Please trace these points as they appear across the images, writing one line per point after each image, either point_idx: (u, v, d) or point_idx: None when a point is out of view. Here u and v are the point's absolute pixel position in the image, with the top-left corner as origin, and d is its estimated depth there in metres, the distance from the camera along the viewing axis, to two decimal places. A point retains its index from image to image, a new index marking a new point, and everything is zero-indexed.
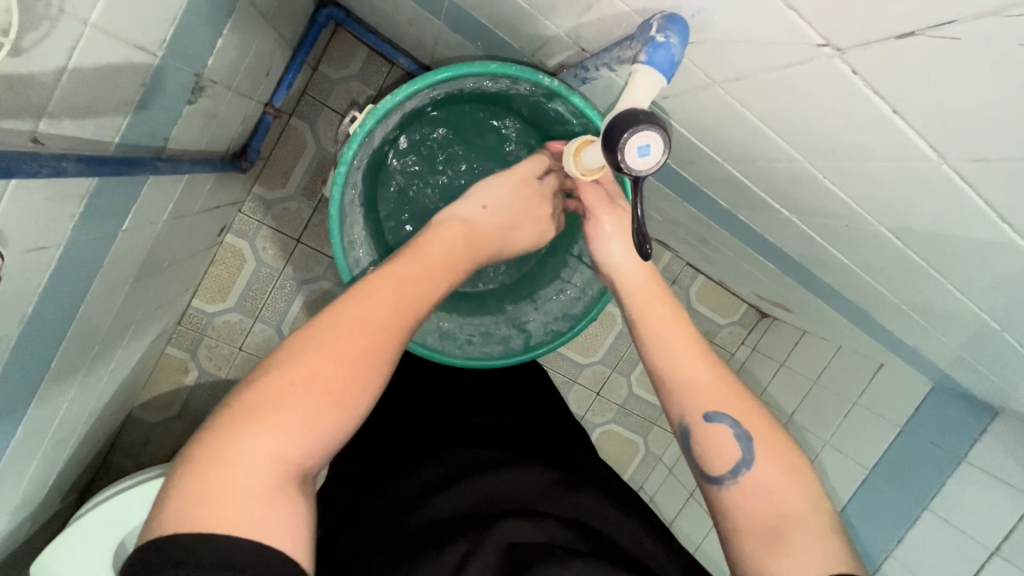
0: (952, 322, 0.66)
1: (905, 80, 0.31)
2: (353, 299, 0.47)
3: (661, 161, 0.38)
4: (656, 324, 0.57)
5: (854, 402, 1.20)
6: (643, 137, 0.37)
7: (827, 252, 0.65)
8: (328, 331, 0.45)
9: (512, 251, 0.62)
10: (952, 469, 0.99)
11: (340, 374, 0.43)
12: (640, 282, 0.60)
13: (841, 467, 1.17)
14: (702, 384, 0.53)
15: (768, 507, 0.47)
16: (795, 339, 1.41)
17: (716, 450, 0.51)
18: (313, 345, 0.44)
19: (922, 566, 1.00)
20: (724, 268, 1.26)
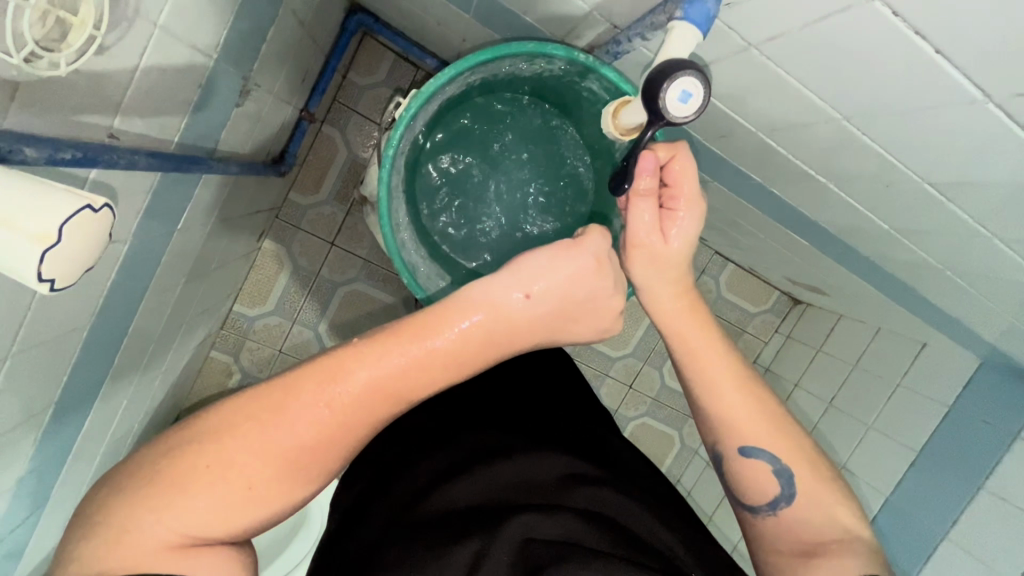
0: (1002, 286, 0.65)
1: (946, 18, 0.31)
2: (316, 375, 0.44)
3: (701, 104, 0.39)
4: (696, 357, 0.57)
5: (897, 384, 1.18)
6: (683, 82, 0.38)
7: (867, 220, 0.65)
8: (286, 406, 0.43)
9: (568, 340, 0.53)
10: (1006, 447, 0.94)
11: (287, 449, 0.43)
12: (674, 305, 0.58)
13: (886, 451, 1.14)
14: (744, 419, 0.56)
15: (808, 533, 0.53)
16: (831, 325, 1.39)
17: (756, 486, 0.55)
18: (274, 415, 0.43)
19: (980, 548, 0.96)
20: (755, 253, 1.25)
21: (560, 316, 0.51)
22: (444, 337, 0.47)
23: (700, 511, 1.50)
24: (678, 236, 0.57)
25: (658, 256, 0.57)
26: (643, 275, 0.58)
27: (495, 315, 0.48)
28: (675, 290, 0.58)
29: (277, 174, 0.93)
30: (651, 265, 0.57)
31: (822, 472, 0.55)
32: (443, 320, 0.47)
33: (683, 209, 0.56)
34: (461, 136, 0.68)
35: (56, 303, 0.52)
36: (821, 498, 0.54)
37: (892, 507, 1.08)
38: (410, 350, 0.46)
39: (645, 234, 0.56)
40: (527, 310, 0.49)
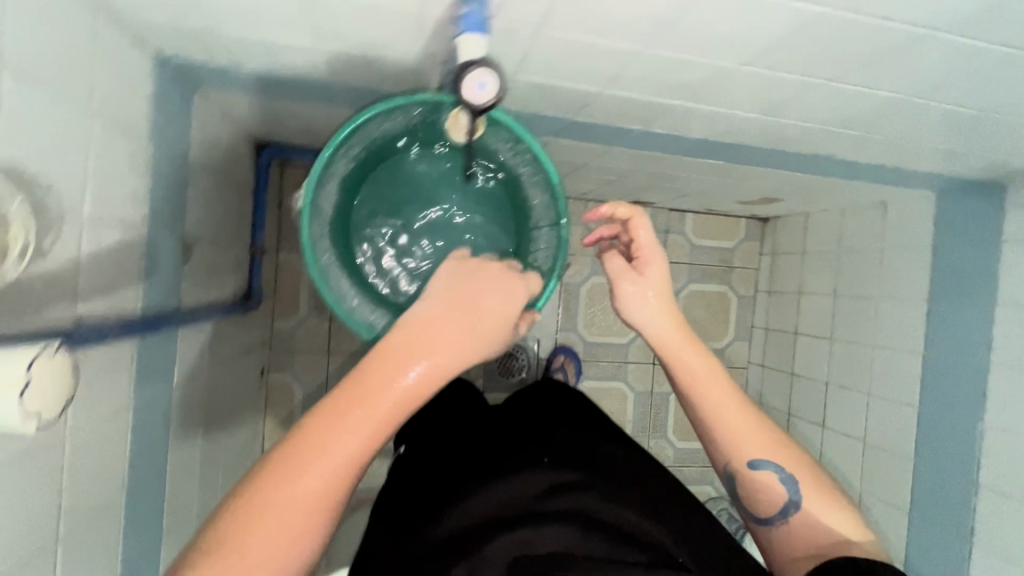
0: (877, 119, 0.70)
1: None
2: (326, 413, 0.47)
3: (495, 84, 0.47)
4: (696, 380, 0.66)
5: (881, 249, 1.20)
6: (476, 76, 0.46)
7: (737, 115, 0.71)
8: (300, 450, 0.46)
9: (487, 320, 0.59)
10: (996, 252, 0.97)
11: (296, 490, 0.45)
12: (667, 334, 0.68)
13: (900, 312, 1.14)
14: (747, 437, 0.65)
15: (817, 534, 0.62)
16: (804, 225, 1.43)
17: (768, 494, 0.64)
18: (294, 459, 0.46)
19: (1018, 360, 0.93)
20: (699, 193, 1.31)
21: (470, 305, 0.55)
22: (387, 382, 0.49)
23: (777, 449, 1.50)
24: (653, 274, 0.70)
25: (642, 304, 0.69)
26: (638, 312, 0.69)
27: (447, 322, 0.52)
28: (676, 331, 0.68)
29: (247, 308, 1.01)
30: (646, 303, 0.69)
31: (826, 489, 0.64)
32: (425, 337, 0.50)
33: (647, 260, 0.70)
34: (383, 196, 0.77)
35: (84, 481, 0.58)
36: (824, 508, 0.63)
37: (930, 360, 1.07)
38: (398, 375, 0.48)
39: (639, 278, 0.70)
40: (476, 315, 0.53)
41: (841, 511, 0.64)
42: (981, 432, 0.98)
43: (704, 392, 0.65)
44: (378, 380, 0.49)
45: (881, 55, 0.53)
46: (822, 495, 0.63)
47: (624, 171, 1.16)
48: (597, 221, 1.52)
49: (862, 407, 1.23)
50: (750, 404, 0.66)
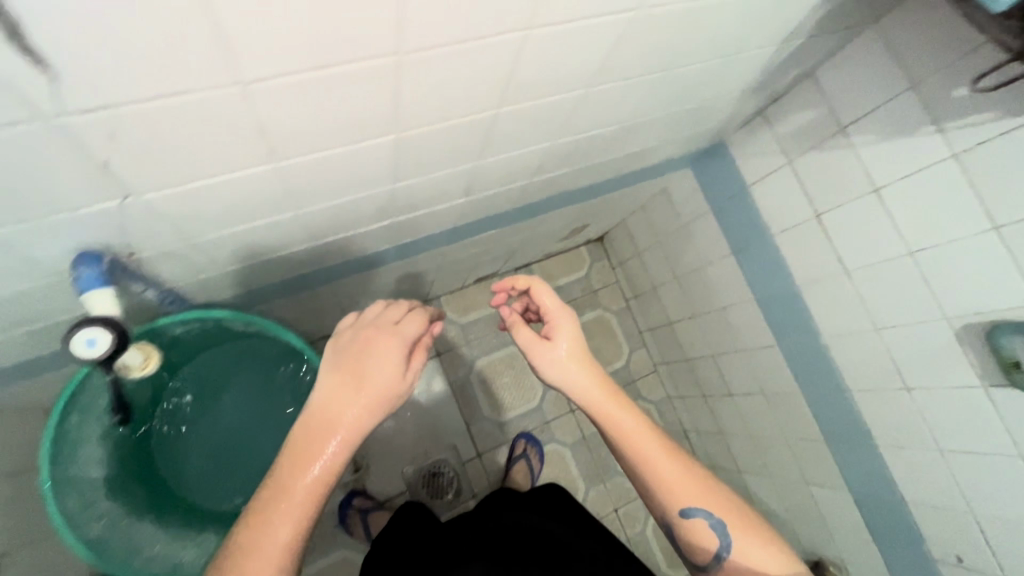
0: (561, 159, 0.80)
1: (171, 178, 0.44)
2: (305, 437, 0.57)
3: (110, 343, 0.50)
4: (627, 437, 0.67)
5: (682, 226, 1.32)
6: (86, 336, 0.49)
7: (442, 208, 0.80)
8: (290, 470, 0.56)
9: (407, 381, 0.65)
10: (748, 196, 1.09)
11: (301, 500, 0.55)
12: (592, 391, 0.70)
13: (722, 272, 1.24)
14: (683, 490, 0.66)
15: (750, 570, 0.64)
16: (627, 230, 1.55)
17: (699, 536, 0.66)
18: (285, 485, 0.55)
19: (806, 275, 1.03)
20: (519, 250, 1.39)
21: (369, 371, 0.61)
22: (315, 455, 0.56)
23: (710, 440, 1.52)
24: (564, 333, 0.73)
25: (561, 361, 0.71)
26: (552, 374, 0.72)
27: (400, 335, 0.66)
28: (597, 387, 0.70)
29: None
30: (559, 366, 0.71)
31: (753, 524, 0.66)
32: (365, 362, 0.62)
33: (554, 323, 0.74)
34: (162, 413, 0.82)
35: None
36: (757, 549, 0.64)
37: (760, 301, 1.16)
38: (363, 396, 0.60)
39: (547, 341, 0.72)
40: (418, 328, 0.68)
41: (776, 551, 0.65)
42: (827, 346, 1.05)
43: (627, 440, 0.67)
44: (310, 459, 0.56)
45: (487, 141, 0.61)
46: (757, 535, 0.65)
47: (438, 266, 1.22)
48: (459, 309, 1.57)
49: (743, 364, 1.29)
50: (677, 451, 0.69)
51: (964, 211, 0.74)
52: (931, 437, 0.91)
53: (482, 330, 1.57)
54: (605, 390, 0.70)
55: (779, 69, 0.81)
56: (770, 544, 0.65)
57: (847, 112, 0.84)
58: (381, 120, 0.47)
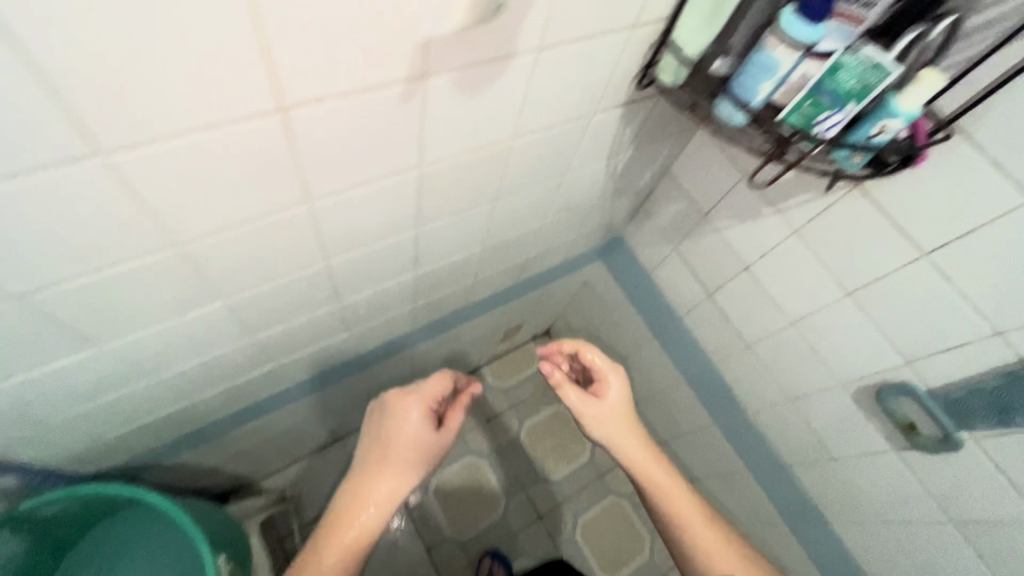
0: (435, 283, 0.84)
1: None
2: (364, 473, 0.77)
3: None
4: (666, 493, 0.75)
5: (607, 315, 1.34)
6: None
7: (322, 346, 0.82)
8: (346, 504, 0.73)
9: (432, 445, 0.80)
10: (652, 283, 1.13)
11: (337, 546, 0.70)
12: (631, 446, 0.78)
13: (650, 356, 1.25)
14: (718, 555, 0.70)
15: None
16: (564, 323, 1.57)
17: None
18: (331, 530, 0.72)
19: (718, 353, 1.04)
20: (455, 359, 1.41)
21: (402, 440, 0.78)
22: (352, 519, 0.72)
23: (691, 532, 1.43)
24: (612, 389, 0.82)
25: (602, 417, 0.80)
26: (595, 423, 0.81)
27: (427, 398, 0.82)
28: (641, 451, 0.78)
29: None
30: (602, 422, 0.81)
31: None
32: (395, 434, 0.78)
33: (604, 384, 0.83)
34: None
35: None
36: None
37: (689, 382, 1.15)
38: (398, 454, 0.76)
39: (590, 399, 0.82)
40: (437, 387, 0.83)
41: None
42: (755, 422, 1.02)
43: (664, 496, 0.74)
44: (346, 525, 0.72)
45: (329, 288, 0.65)
46: None
47: (368, 389, 1.22)
48: None
49: (684, 452, 1.26)
50: (720, 521, 0.73)
51: (821, 281, 0.77)
52: (871, 509, 0.87)
53: None
54: (651, 451, 0.78)
55: (629, 174, 0.88)
56: None
57: (702, 202, 0.90)
58: (188, 298, 0.51)
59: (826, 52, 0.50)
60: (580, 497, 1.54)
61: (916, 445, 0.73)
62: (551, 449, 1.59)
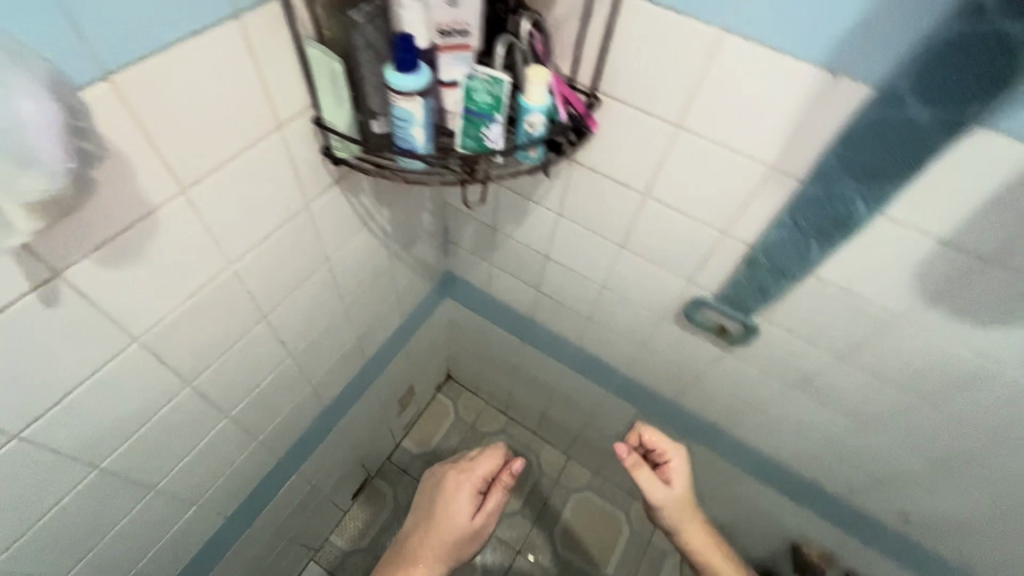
0: (267, 411, 0.81)
1: None
2: (420, 533, 0.93)
3: None
4: (704, 548, 0.90)
5: (482, 343, 1.37)
6: None
7: (168, 534, 0.76)
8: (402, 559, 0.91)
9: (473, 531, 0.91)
10: (496, 300, 1.17)
11: None
12: (686, 527, 0.90)
13: (533, 361, 1.28)
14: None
15: None
16: (457, 365, 1.58)
17: None
18: None
19: (574, 336, 1.09)
20: (363, 453, 1.37)
21: (448, 530, 0.90)
22: None
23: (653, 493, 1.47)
24: (680, 468, 0.89)
25: (672, 503, 0.87)
26: (661, 502, 0.87)
27: (472, 477, 0.93)
28: (695, 531, 0.90)
29: None
30: (670, 508, 0.88)
31: None
32: (438, 522, 0.91)
33: (672, 473, 0.88)
34: None
35: None
36: None
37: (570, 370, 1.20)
38: (444, 532, 0.90)
39: (662, 493, 0.87)
40: (483, 472, 0.93)
41: None
42: (632, 378, 1.09)
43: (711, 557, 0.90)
44: None
45: (127, 481, 0.62)
46: None
47: (282, 531, 1.15)
48: (354, 534, 1.47)
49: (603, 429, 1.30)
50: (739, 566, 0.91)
51: (598, 244, 0.83)
52: (745, 407, 0.94)
53: (387, 542, 1.46)
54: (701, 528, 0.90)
55: (408, 227, 0.91)
56: None
57: (486, 220, 0.96)
58: None
59: (453, 81, 0.54)
60: (545, 514, 1.54)
61: (721, 340, 0.83)
62: None
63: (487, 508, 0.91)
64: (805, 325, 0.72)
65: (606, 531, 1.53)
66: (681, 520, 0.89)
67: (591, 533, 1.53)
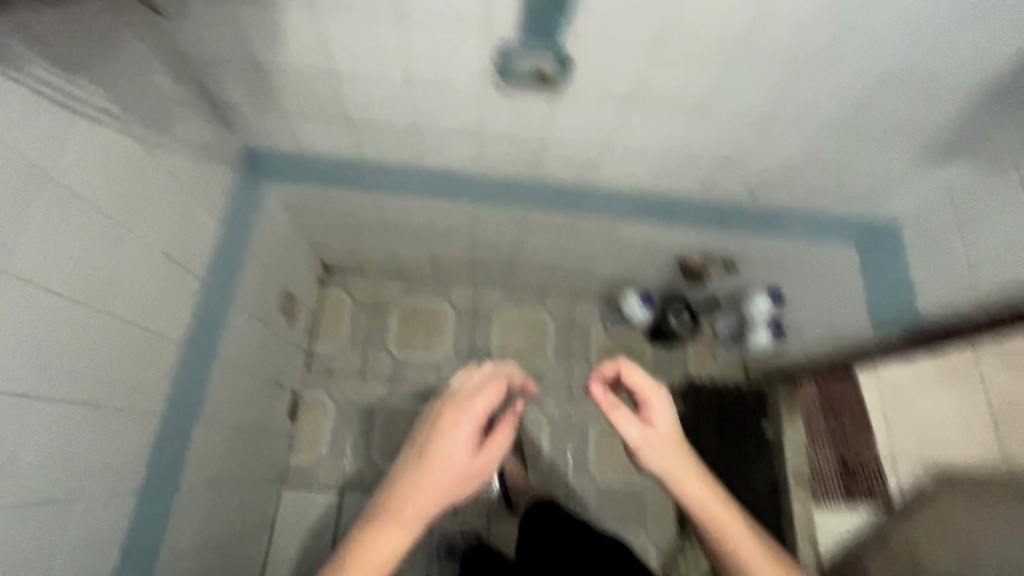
0: (98, 367, 0.69)
1: None
2: (399, 488, 0.70)
3: None
4: (705, 511, 0.67)
5: (333, 213, 1.25)
6: None
7: (71, 535, 0.67)
8: (376, 529, 0.68)
9: (476, 473, 0.72)
10: (315, 156, 1.03)
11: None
12: (686, 481, 0.68)
13: (392, 206, 1.20)
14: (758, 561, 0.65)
15: None
16: (324, 250, 1.46)
17: None
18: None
19: (413, 156, 1.01)
20: (273, 371, 1.29)
21: (452, 477, 0.71)
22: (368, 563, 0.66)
23: (560, 279, 1.56)
24: (654, 395, 0.73)
25: (649, 448, 0.70)
26: (639, 444, 0.70)
27: (473, 414, 0.73)
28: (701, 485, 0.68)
29: None
30: (655, 452, 0.70)
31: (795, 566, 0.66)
32: (433, 471, 0.70)
33: (650, 402, 0.73)
34: None
35: None
36: None
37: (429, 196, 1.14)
38: (439, 474, 0.70)
39: (640, 436, 0.70)
40: (486, 405, 0.74)
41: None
42: (488, 173, 1.05)
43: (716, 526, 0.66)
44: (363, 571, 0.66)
45: None
46: None
47: (228, 474, 1.11)
48: (310, 447, 1.46)
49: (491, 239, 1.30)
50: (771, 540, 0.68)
51: (372, 25, 0.70)
52: (596, 151, 0.94)
53: (346, 434, 1.48)
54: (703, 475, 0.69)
55: (143, 97, 0.71)
56: None
57: (240, 55, 0.77)
58: None
59: None
60: (477, 341, 1.61)
61: (541, 87, 0.79)
62: (427, 337, 1.60)
63: (490, 451, 0.73)
64: (610, 26, 0.68)
65: (536, 330, 1.63)
66: (669, 458, 0.69)
67: (523, 337, 1.62)
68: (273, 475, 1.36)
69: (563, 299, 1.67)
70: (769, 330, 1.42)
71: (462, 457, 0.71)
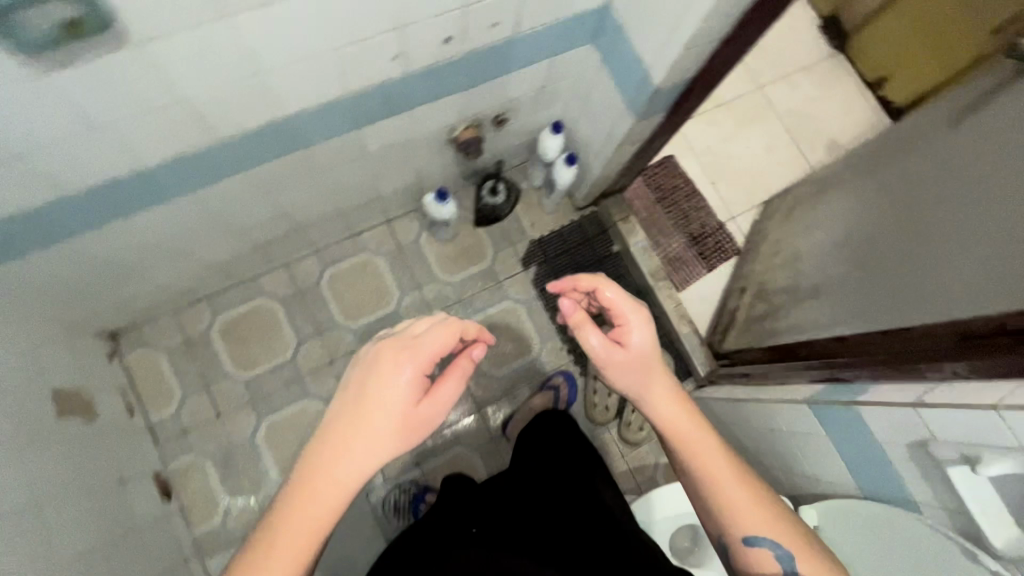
0: None
1: None
2: (340, 433, 0.73)
3: None
4: (695, 445, 0.89)
5: (38, 281, 1.02)
6: None
7: None
8: (322, 476, 0.72)
9: (422, 418, 0.76)
10: None
11: (300, 523, 0.71)
12: (671, 406, 0.91)
13: (94, 240, 0.99)
14: (732, 483, 0.87)
15: (758, 517, 0.85)
16: (82, 319, 1.23)
17: (763, 563, 0.84)
18: (289, 526, 0.71)
19: (53, 182, 0.80)
20: (99, 470, 1.13)
21: (398, 418, 0.74)
22: (317, 503, 0.72)
23: (358, 213, 1.43)
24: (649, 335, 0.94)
25: (617, 365, 0.93)
26: (612, 360, 0.93)
27: (421, 360, 0.76)
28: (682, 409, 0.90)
29: None
30: (625, 369, 0.93)
31: (804, 538, 0.85)
32: (374, 414, 0.74)
33: (627, 320, 0.94)
34: None
35: None
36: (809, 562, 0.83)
37: (125, 212, 0.94)
38: (378, 411, 0.74)
39: (610, 351, 0.93)
40: (434, 347, 0.77)
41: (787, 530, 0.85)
42: (164, 158, 0.86)
43: (699, 453, 0.88)
44: (312, 508, 0.71)
45: None
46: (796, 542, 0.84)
47: None
48: (205, 508, 1.35)
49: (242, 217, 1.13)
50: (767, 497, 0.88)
51: None
52: (258, 78, 0.79)
53: (234, 477, 1.37)
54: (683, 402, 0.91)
55: None
56: (788, 532, 0.85)
57: None
58: None
59: None
60: (316, 317, 1.49)
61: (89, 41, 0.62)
62: (263, 340, 1.45)
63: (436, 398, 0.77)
64: None
65: (368, 273, 1.53)
66: (641, 371, 0.92)
67: (361, 287, 1.52)
68: (177, 557, 1.25)
69: (379, 229, 1.56)
70: (566, 163, 1.39)
71: (399, 398, 0.74)
